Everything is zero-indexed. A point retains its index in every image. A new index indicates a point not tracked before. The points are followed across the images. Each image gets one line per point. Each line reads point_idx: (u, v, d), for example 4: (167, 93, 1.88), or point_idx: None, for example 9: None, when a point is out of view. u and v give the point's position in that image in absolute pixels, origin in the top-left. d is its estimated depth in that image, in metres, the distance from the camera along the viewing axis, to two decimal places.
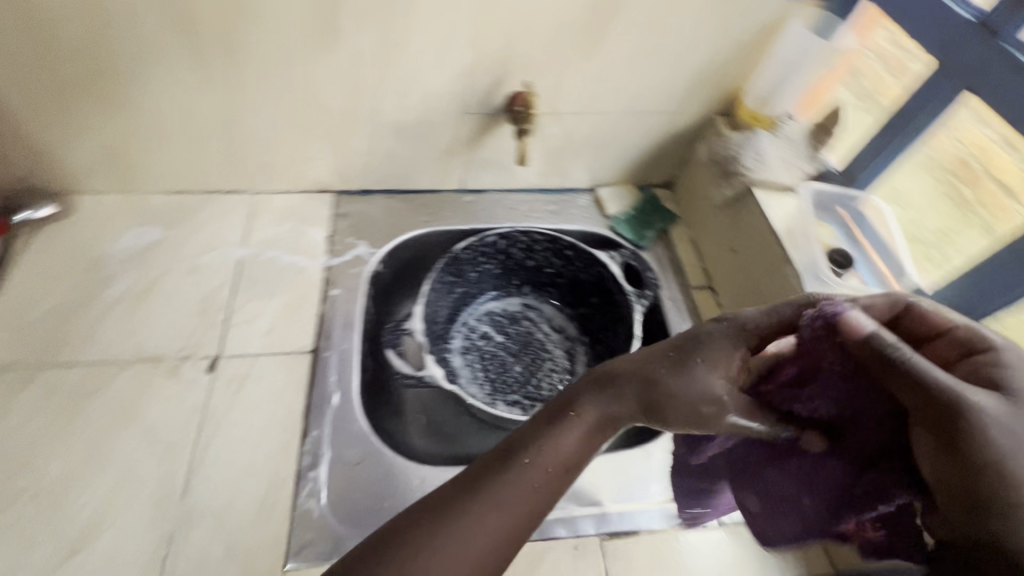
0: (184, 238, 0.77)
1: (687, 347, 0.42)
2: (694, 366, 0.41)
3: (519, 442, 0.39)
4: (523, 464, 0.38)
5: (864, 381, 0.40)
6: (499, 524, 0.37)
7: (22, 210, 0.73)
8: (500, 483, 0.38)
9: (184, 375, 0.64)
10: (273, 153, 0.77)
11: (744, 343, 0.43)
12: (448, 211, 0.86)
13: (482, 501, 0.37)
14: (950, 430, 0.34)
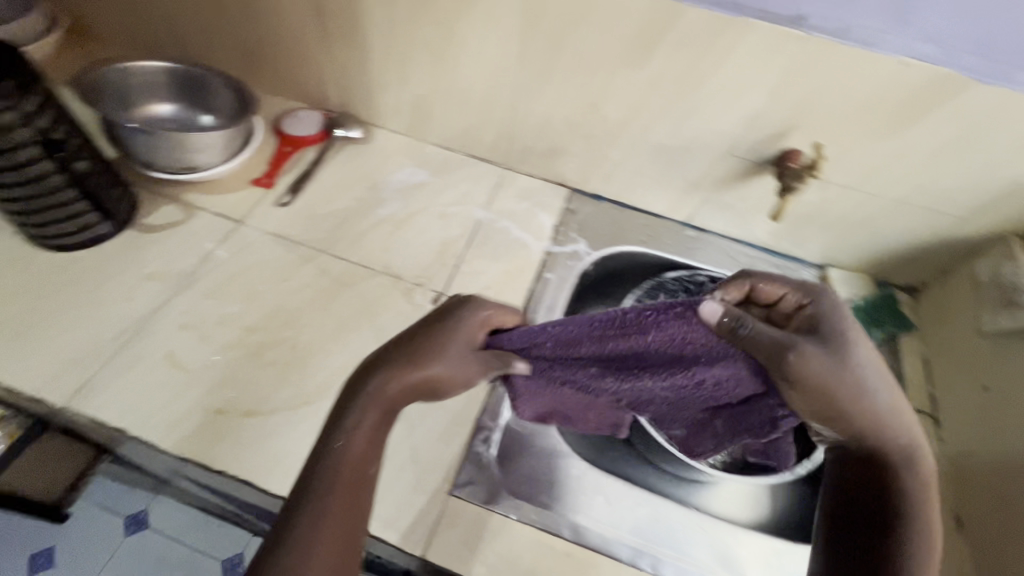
0: (442, 187, 0.88)
1: (421, 348, 0.51)
2: (434, 354, 0.50)
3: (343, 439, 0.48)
4: (342, 461, 0.47)
5: (649, 349, 0.46)
6: (342, 520, 0.45)
7: (340, 128, 0.91)
8: (343, 457, 0.47)
9: (415, 299, 0.74)
10: (538, 140, 0.85)
11: (479, 348, 0.52)
12: (668, 239, 0.88)
13: (326, 498, 0.45)
14: (787, 367, 0.42)
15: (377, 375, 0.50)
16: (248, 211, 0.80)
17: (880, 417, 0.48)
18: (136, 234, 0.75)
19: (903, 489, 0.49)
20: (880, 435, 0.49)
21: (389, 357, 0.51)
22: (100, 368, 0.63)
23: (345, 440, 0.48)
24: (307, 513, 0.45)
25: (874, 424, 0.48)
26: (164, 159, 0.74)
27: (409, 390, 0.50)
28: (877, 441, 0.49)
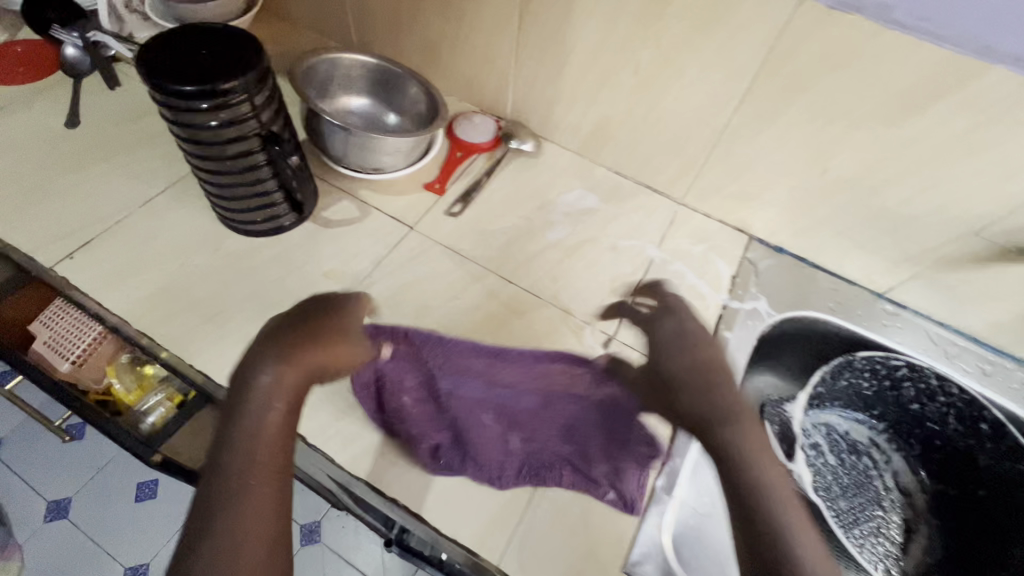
0: (613, 217, 0.83)
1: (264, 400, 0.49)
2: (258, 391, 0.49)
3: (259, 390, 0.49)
4: (263, 413, 0.48)
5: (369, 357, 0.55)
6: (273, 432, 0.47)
7: (513, 139, 0.87)
8: (266, 410, 0.48)
9: (584, 340, 0.70)
10: (730, 181, 0.78)
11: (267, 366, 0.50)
12: (860, 310, 0.78)
13: (262, 432, 0.47)
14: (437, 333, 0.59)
15: (295, 365, 0.50)
16: (419, 218, 0.79)
17: (747, 453, 0.48)
18: (315, 227, 0.75)
19: (741, 481, 0.46)
20: (745, 462, 0.47)
21: (294, 331, 0.52)
22: None
23: (273, 405, 0.48)
24: (231, 441, 0.46)
25: (733, 433, 0.49)
26: (354, 157, 0.73)
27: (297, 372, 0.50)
28: (734, 455, 0.48)
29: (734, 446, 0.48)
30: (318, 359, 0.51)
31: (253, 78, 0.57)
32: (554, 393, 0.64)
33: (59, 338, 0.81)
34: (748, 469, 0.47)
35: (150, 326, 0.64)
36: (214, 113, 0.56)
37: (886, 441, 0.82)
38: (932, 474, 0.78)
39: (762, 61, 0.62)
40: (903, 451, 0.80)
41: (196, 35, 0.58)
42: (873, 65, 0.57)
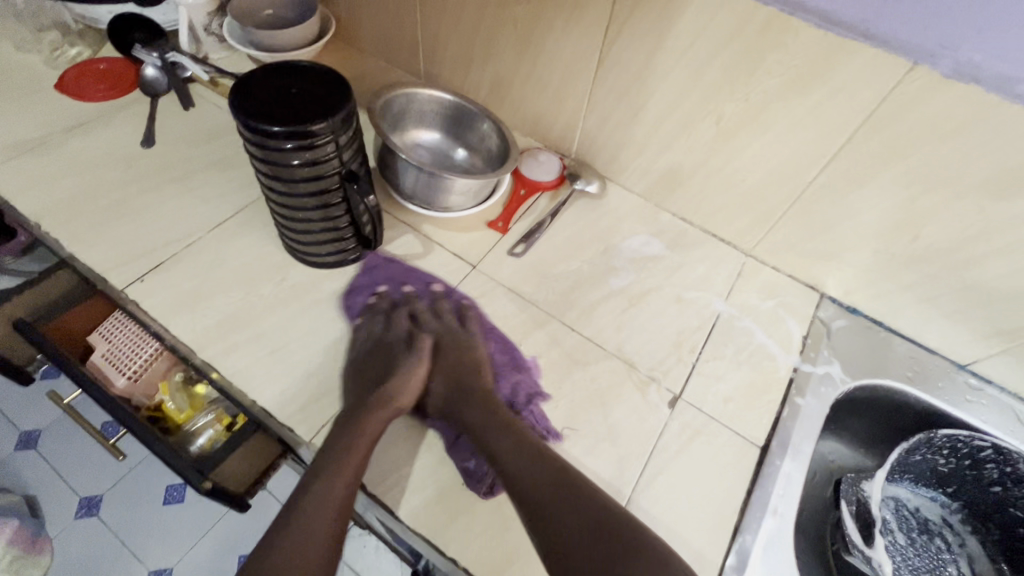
0: (678, 266, 0.80)
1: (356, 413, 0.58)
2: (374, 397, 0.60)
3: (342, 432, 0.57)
4: (331, 482, 0.53)
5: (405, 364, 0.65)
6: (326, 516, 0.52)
7: (578, 180, 0.86)
8: (342, 463, 0.54)
9: (650, 397, 0.67)
10: (805, 239, 0.75)
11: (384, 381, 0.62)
12: (941, 382, 0.74)
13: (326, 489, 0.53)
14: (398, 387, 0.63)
15: (362, 408, 0.59)
16: (481, 256, 0.77)
17: (517, 439, 0.58)
18: (378, 261, 0.75)
19: (525, 481, 0.54)
20: (527, 447, 0.57)
21: (384, 375, 0.63)
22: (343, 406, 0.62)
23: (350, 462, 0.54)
24: (316, 470, 0.54)
25: (498, 426, 0.59)
26: (423, 196, 0.73)
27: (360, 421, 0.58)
28: (541, 463, 0.55)
29: (518, 441, 0.57)
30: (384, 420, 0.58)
31: (340, 120, 0.56)
32: (472, 364, 0.66)
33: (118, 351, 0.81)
34: (568, 490, 0.53)
35: (215, 355, 0.64)
36: (297, 154, 0.56)
37: (960, 522, 0.77)
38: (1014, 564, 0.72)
39: (860, 122, 0.60)
40: (979, 534, 0.75)
41: (287, 75, 0.58)
42: (987, 136, 0.54)
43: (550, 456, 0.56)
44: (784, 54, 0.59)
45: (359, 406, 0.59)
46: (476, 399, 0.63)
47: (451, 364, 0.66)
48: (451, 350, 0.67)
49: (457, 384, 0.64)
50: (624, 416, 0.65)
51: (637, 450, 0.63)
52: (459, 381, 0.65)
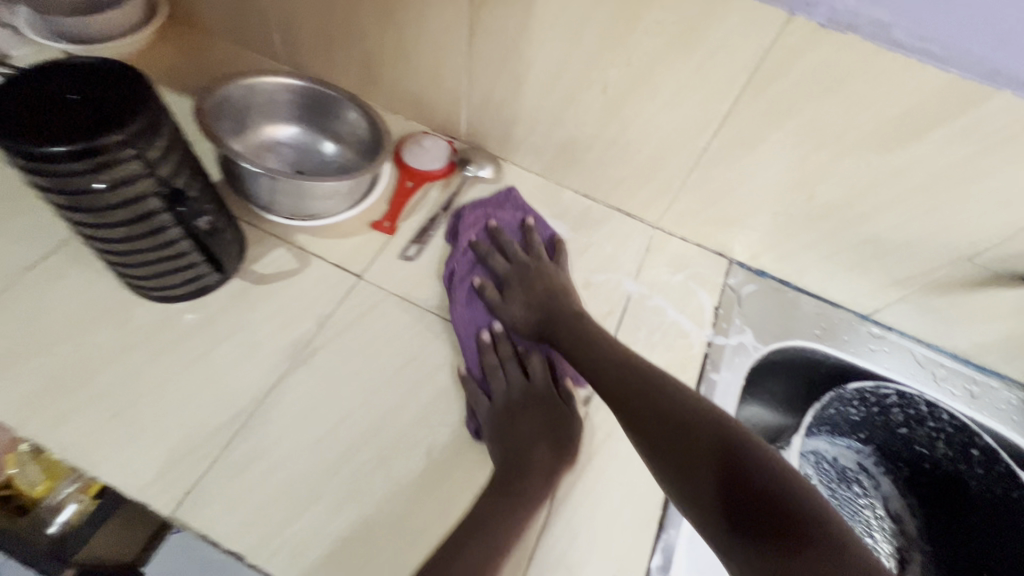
0: (584, 248, 0.76)
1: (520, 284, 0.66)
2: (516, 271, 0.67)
3: (503, 479, 0.54)
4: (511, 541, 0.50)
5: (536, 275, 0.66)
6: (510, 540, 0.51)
7: (469, 165, 0.78)
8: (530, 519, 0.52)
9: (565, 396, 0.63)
10: (708, 206, 0.72)
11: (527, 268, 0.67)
12: (846, 336, 0.74)
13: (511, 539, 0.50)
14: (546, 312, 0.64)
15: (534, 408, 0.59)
16: (367, 264, 0.69)
17: (669, 395, 0.51)
18: (245, 284, 0.65)
19: (700, 442, 0.46)
20: (680, 411, 0.49)
21: (535, 286, 0.65)
22: (211, 466, 0.53)
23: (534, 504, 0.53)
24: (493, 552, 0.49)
25: (646, 397, 0.52)
26: (285, 205, 0.63)
27: (529, 447, 0.56)
28: (694, 421, 0.47)
29: (669, 403, 0.50)
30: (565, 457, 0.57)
31: (145, 127, 0.45)
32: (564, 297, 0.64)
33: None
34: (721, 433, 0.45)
35: (40, 430, 0.52)
36: (98, 176, 0.45)
37: (874, 464, 0.79)
38: (920, 497, 0.76)
39: (746, 81, 0.56)
40: (891, 473, 0.78)
41: (62, 79, 0.46)
42: (869, 87, 0.51)
43: (699, 404, 0.49)
44: (663, 9, 0.53)
45: (498, 414, 0.58)
46: (570, 320, 0.62)
47: (522, 290, 0.65)
48: (530, 284, 0.65)
49: (547, 309, 0.64)
50: None
51: None
52: (543, 324, 0.63)
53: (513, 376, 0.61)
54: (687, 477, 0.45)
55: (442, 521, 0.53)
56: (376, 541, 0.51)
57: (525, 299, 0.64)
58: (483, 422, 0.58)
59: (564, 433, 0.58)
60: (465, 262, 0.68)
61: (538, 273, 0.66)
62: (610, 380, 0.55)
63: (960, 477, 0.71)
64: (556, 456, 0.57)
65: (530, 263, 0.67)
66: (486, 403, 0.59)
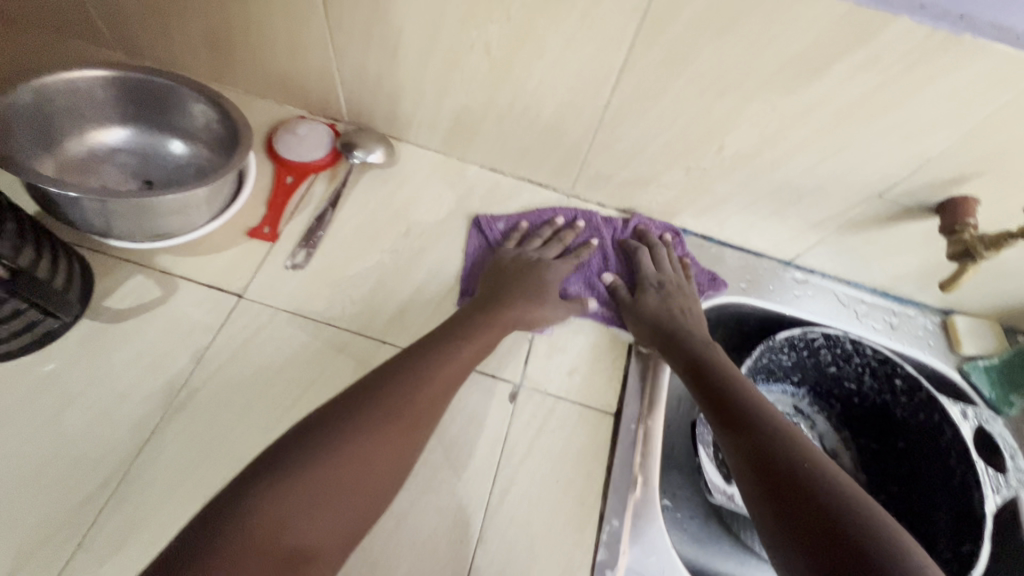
0: (497, 228, 0.69)
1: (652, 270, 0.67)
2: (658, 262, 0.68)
3: (452, 329, 0.54)
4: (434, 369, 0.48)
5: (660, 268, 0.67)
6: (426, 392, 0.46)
7: (356, 149, 0.69)
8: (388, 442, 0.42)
9: (490, 395, 0.58)
10: (621, 167, 0.67)
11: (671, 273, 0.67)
12: (771, 284, 0.73)
13: (437, 367, 0.48)
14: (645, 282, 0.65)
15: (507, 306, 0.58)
16: (248, 279, 0.60)
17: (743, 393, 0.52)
18: (98, 326, 0.55)
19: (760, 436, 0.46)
20: (751, 407, 0.50)
21: (660, 274, 0.66)
22: (76, 552, 0.45)
23: (476, 338, 0.53)
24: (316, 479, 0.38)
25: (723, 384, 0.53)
26: (131, 227, 0.52)
27: (519, 283, 0.61)
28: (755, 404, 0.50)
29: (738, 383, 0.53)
30: (535, 310, 0.60)
31: None
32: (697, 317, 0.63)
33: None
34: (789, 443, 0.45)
35: None
36: None
37: (809, 404, 0.79)
38: (852, 430, 0.77)
39: (637, 26, 0.50)
40: (825, 411, 0.79)
41: None
42: (762, 23, 0.47)
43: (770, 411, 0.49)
44: None
45: (514, 260, 0.64)
46: (671, 305, 0.63)
47: (660, 289, 0.64)
48: (667, 294, 0.64)
49: (650, 284, 0.65)
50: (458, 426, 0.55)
51: (482, 464, 0.54)
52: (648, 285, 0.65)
53: (564, 265, 0.65)
54: (742, 469, 0.46)
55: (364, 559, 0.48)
56: None
57: (652, 278, 0.65)
58: (514, 258, 0.64)
59: (545, 294, 0.62)
60: (616, 227, 0.72)
61: (690, 298, 0.64)
62: (690, 357, 0.57)
63: (887, 407, 0.73)
64: (535, 306, 0.60)
65: (675, 280, 0.66)
66: (533, 256, 0.65)
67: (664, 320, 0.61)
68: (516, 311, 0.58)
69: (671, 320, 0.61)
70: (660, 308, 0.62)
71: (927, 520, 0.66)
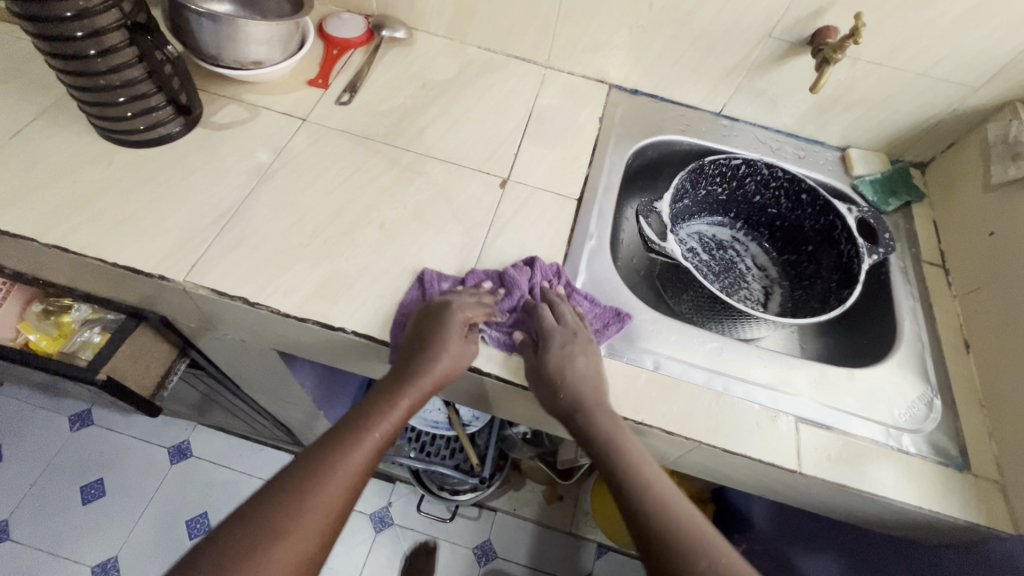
0: (490, 86, 0.92)
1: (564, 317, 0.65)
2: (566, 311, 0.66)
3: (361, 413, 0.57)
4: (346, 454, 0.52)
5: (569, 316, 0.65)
6: (341, 480, 0.51)
7: (384, 30, 0.92)
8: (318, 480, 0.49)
9: (485, 184, 0.79)
10: (582, 33, 0.89)
11: (574, 321, 0.65)
12: (704, 128, 0.94)
13: (346, 456, 0.52)
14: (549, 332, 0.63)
15: (409, 379, 0.59)
16: (309, 110, 0.82)
17: (642, 484, 0.53)
18: (207, 132, 0.77)
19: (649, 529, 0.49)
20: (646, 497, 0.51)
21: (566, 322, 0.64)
22: (207, 248, 0.66)
23: (389, 419, 0.57)
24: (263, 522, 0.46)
25: (626, 471, 0.54)
26: (231, 53, 0.75)
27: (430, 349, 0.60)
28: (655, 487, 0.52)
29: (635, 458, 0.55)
30: (441, 360, 0.59)
31: None
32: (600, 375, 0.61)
33: (12, 253, 0.72)
34: (689, 546, 0.47)
35: (61, 237, 0.64)
36: (65, 3, 0.57)
37: (743, 234, 1.00)
38: (779, 249, 0.98)
39: None
40: (757, 239, 1.00)
41: None
42: None
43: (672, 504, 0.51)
44: None
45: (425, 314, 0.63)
46: (578, 359, 0.61)
47: (561, 342, 0.62)
48: (575, 349, 0.61)
49: (554, 333, 0.63)
50: (464, 199, 0.77)
51: (480, 221, 0.75)
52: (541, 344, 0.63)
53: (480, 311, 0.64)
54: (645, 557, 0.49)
55: (399, 266, 0.69)
56: (349, 282, 0.67)
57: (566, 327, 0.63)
58: (434, 306, 0.63)
59: (453, 339, 0.61)
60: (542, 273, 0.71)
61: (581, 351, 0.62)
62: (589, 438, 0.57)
63: (799, 220, 0.93)
64: (449, 362, 0.60)
65: (576, 334, 0.63)
66: (444, 304, 0.63)
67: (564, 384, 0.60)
68: (430, 385, 0.59)
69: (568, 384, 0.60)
70: (566, 365, 0.60)
71: (827, 290, 0.87)
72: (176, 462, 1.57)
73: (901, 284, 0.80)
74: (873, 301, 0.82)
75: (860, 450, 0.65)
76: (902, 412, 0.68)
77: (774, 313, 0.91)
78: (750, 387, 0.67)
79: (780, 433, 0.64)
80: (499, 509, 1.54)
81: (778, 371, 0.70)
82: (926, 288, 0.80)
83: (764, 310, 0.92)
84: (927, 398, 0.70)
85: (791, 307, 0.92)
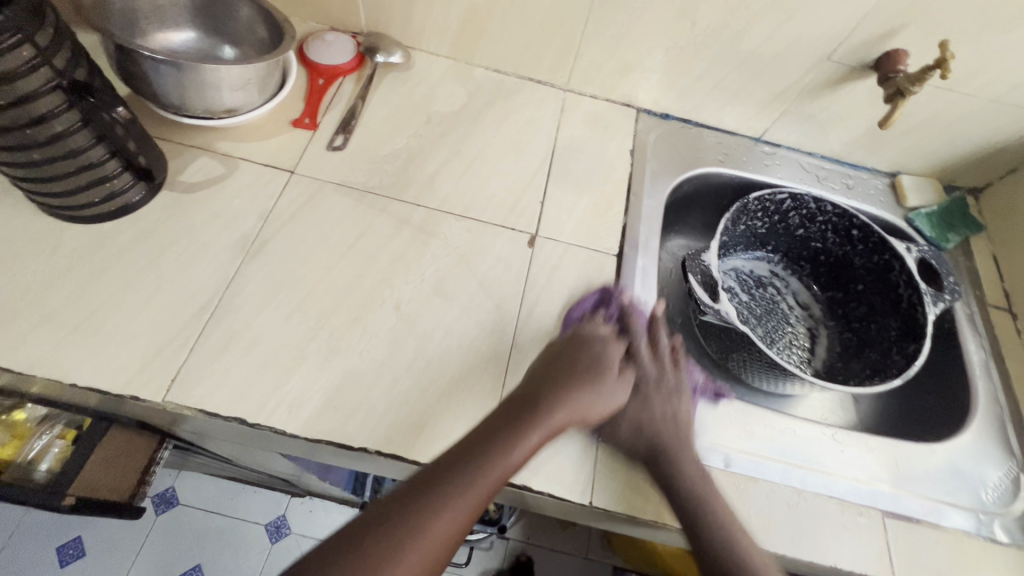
0: (505, 116, 0.79)
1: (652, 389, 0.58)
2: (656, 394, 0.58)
3: (479, 442, 0.47)
4: (494, 460, 0.46)
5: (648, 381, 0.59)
6: (495, 476, 0.45)
7: (377, 54, 0.79)
8: (449, 490, 0.43)
9: (511, 242, 0.69)
10: (610, 55, 0.77)
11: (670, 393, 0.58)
12: (745, 157, 0.84)
13: (492, 457, 0.46)
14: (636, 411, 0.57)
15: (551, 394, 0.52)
16: (296, 159, 0.69)
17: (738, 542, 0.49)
18: (176, 195, 0.64)
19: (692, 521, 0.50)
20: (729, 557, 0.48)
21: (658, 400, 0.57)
22: (189, 355, 0.54)
23: (525, 440, 0.48)
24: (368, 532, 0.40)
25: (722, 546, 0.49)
26: (198, 100, 0.62)
27: (563, 382, 0.54)
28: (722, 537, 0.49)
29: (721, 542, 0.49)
30: (587, 388, 0.54)
31: (22, 9, 0.44)
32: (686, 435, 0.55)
33: None
34: None
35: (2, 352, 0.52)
36: None
37: (782, 269, 0.92)
38: (822, 286, 0.90)
39: None
40: (797, 273, 0.91)
41: None
42: None
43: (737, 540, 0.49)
44: None
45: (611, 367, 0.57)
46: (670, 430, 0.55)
47: (660, 392, 0.58)
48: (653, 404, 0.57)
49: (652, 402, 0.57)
50: (488, 264, 0.66)
51: (510, 292, 0.65)
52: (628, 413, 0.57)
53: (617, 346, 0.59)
54: None
55: (422, 359, 0.58)
56: (368, 383, 0.56)
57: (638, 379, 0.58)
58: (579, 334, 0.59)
59: (604, 374, 0.56)
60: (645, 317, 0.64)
61: (662, 402, 0.57)
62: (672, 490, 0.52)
63: (848, 257, 0.85)
64: (594, 399, 0.54)
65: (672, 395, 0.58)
66: (586, 377, 0.55)
67: (642, 436, 0.55)
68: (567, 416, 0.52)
69: (641, 443, 0.55)
70: (659, 421, 0.56)
71: (883, 338, 0.80)
72: (163, 511, 1.44)
73: (969, 336, 0.73)
74: (937, 352, 0.75)
75: (952, 546, 0.58)
76: (990, 494, 0.62)
77: (823, 359, 0.84)
78: (828, 480, 0.60)
79: (865, 531, 0.57)
80: (513, 538, 1.46)
81: (856, 453, 0.62)
82: (996, 339, 0.74)
83: (811, 358, 0.84)
84: (1014, 472, 0.63)
85: (841, 353, 0.84)
